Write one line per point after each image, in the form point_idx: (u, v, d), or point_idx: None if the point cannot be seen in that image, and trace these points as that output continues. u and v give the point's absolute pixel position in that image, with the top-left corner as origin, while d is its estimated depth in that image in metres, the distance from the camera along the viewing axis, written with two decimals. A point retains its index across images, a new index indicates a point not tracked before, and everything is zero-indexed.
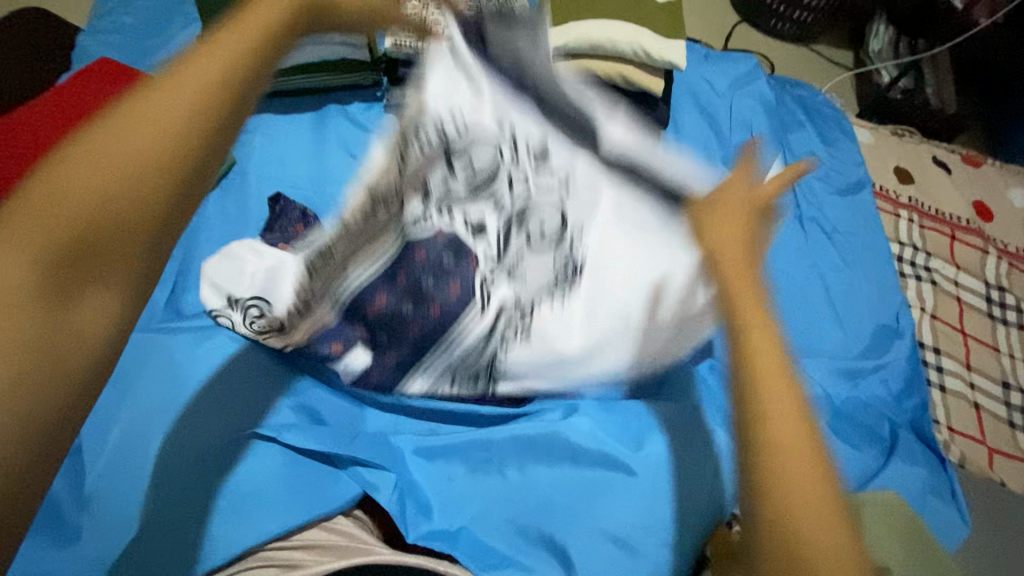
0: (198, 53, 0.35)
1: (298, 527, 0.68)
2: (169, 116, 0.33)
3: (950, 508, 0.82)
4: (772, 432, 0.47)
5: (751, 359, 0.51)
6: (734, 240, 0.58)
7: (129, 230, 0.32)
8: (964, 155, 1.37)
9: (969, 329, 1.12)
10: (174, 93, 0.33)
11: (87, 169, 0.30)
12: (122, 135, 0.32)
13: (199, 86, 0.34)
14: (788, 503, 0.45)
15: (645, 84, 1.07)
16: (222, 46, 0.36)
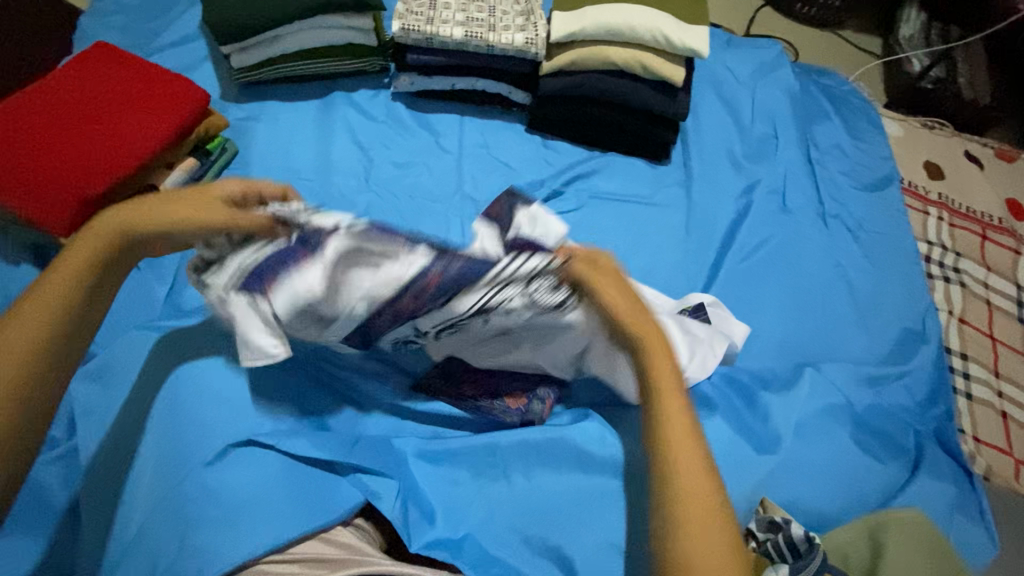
0: (185, 200, 0.61)
1: (299, 538, 0.64)
2: (106, 247, 0.58)
3: (976, 525, 0.79)
4: (670, 437, 0.58)
5: (661, 414, 0.59)
6: (613, 289, 0.65)
7: (50, 360, 0.54)
8: (998, 150, 1.33)
9: (998, 334, 1.07)
10: (99, 239, 0.58)
11: (54, 295, 0.55)
12: (41, 294, 0.55)
13: (195, 213, 0.60)
14: (673, 496, 0.55)
15: (665, 73, 1.01)
16: (194, 197, 0.62)
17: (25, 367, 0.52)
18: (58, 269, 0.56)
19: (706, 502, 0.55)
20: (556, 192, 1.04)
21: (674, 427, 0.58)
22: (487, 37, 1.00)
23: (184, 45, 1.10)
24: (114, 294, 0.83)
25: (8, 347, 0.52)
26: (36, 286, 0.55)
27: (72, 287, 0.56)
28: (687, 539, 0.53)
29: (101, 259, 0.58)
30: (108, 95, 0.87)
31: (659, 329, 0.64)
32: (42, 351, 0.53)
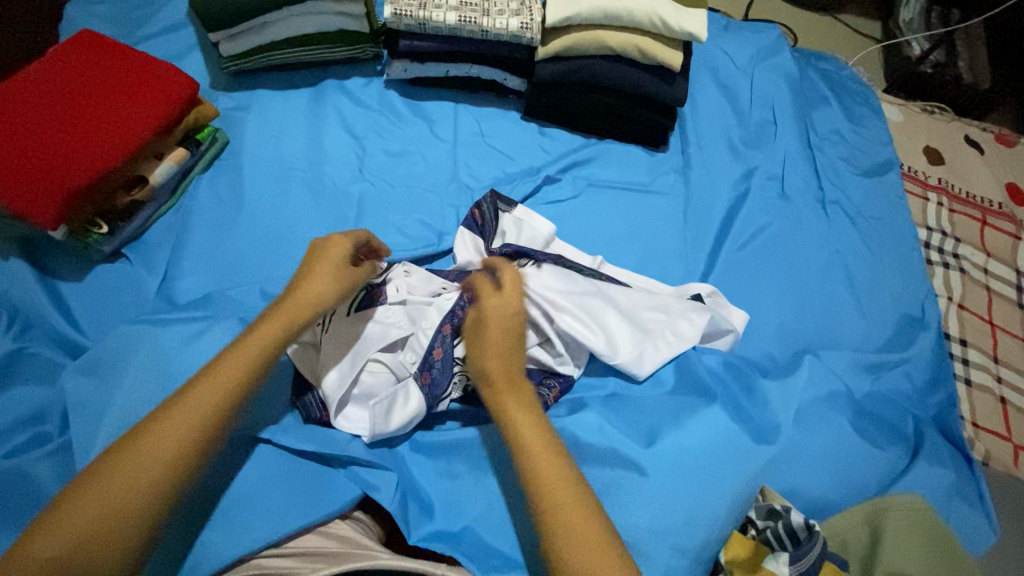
0: (325, 271, 0.67)
1: (295, 533, 0.64)
2: (275, 339, 0.61)
3: (975, 512, 0.78)
4: (532, 460, 0.55)
5: (519, 439, 0.57)
6: (492, 327, 0.65)
7: (206, 442, 0.54)
8: (997, 134, 1.32)
9: (997, 320, 1.07)
10: (274, 324, 0.62)
11: (222, 389, 0.56)
12: (208, 382, 0.56)
13: (330, 283, 0.66)
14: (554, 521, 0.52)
15: (662, 58, 0.99)
16: (328, 265, 0.67)
17: (185, 452, 0.53)
18: (235, 349, 0.59)
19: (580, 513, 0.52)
20: (552, 180, 1.03)
21: (531, 446, 0.56)
22: (480, 21, 0.97)
23: (172, 33, 1.07)
24: (104, 287, 0.82)
25: (177, 428, 0.53)
26: (211, 370, 0.57)
27: (244, 374, 0.58)
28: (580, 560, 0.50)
29: (271, 350, 0.61)
30: (94, 84, 0.85)
31: (521, 365, 0.65)
32: (194, 435, 0.54)
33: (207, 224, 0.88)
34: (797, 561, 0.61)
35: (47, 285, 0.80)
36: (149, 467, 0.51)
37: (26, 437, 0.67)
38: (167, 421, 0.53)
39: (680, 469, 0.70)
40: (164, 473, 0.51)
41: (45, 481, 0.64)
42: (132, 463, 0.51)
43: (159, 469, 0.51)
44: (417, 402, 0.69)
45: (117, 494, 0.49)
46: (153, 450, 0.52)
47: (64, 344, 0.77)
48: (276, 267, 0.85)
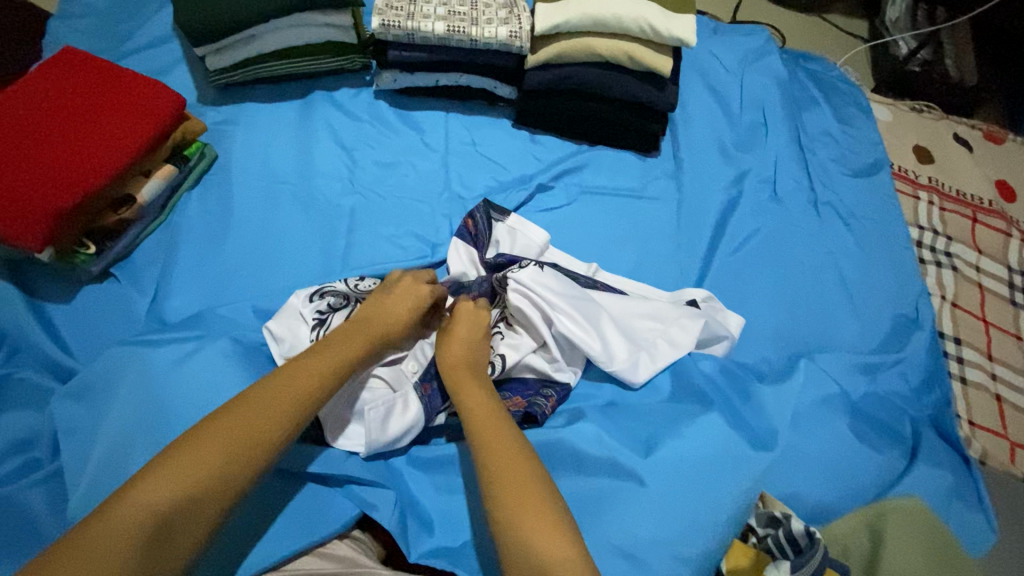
0: (402, 296, 0.74)
1: (294, 555, 0.63)
2: (360, 345, 0.68)
3: (975, 512, 0.78)
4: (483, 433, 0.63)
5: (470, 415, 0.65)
6: (459, 327, 0.73)
7: (294, 425, 0.59)
8: (985, 131, 1.33)
9: (990, 317, 1.08)
10: (359, 334, 0.69)
11: (313, 378, 0.62)
12: (302, 372, 0.62)
13: (406, 308, 0.73)
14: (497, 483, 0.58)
15: (652, 64, 0.99)
16: (403, 292, 0.75)
17: (278, 431, 0.58)
18: (326, 350, 0.66)
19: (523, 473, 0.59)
20: (545, 188, 1.02)
21: (482, 420, 0.64)
22: (469, 31, 0.97)
23: (157, 47, 1.06)
24: (93, 308, 0.81)
25: (275, 408, 0.59)
26: (305, 363, 0.63)
27: (334, 372, 0.64)
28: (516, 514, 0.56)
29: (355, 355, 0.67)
30: (78, 102, 0.84)
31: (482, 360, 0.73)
32: (289, 418, 0.59)
33: (196, 240, 0.87)
34: (796, 569, 0.61)
35: (33, 307, 0.79)
36: (249, 438, 0.56)
37: (17, 463, 0.66)
38: (268, 399, 0.59)
39: (679, 478, 0.70)
40: (259, 447, 0.56)
41: (38, 508, 0.63)
42: (234, 431, 0.56)
43: (256, 442, 0.56)
44: (416, 410, 0.70)
45: (218, 456, 0.54)
46: (253, 422, 0.57)
47: (52, 367, 0.75)
48: (268, 283, 0.84)
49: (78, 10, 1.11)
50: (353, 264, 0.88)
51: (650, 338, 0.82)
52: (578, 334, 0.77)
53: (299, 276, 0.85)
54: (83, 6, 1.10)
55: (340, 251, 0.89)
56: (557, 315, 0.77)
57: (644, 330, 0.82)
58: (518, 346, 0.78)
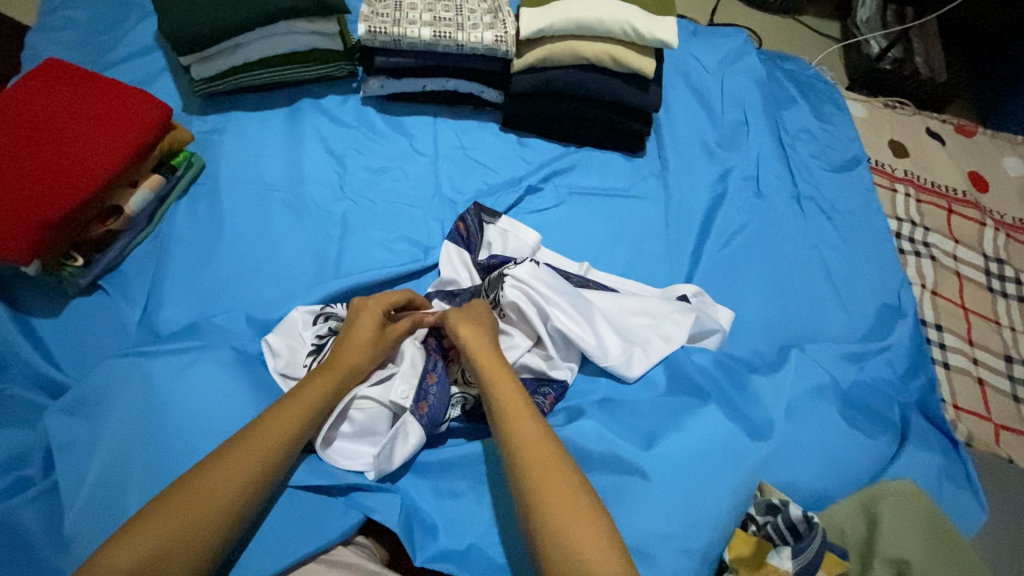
0: (364, 333, 0.71)
1: (300, 563, 0.63)
2: (327, 391, 0.66)
3: (965, 492, 0.81)
4: (512, 420, 0.62)
5: (501, 403, 0.64)
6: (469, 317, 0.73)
7: (260, 485, 0.57)
8: (956, 126, 1.37)
9: (969, 304, 1.11)
10: (326, 379, 0.67)
11: (280, 431, 0.60)
12: (268, 425, 0.61)
13: (365, 349, 0.71)
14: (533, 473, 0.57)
15: (636, 66, 1.01)
16: (364, 328, 0.72)
17: (243, 490, 0.56)
18: (293, 398, 0.64)
19: (559, 466, 0.58)
20: (535, 189, 1.03)
21: (512, 414, 0.62)
22: (455, 36, 0.98)
23: (140, 58, 1.05)
24: (82, 321, 0.80)
25: (239, 466, 0.56)
26: (270, 415, 0.62)
27: (299, 422, 0.62)
28: (551, 504, 0.55)
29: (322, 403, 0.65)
30: (62, 113, 0.83)
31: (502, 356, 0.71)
32: (253, 477, 0.57)
33: (186, 251, 0.86)
34: (798, 555, 0.62)
35: (21, 322, 0.78)
36: (208, 501, 0.54)
37: (8, 481, 0.65)
38: (230, 457, 0.57)
39: (681, 471, 0.71)
40: (222, 510, 0.54)
41: (33, 526, 0.61)
42: (195, 495, 0.54)
43: (218, 507, 0.54)
44: (419, 434, 0.68)
45: (178, 522, 0.52)
46: (215, 482, 0.55)
47: (43, 382, 0.74)
48: (261, 292, 0.83)
49: (58, 23, 1.10)
50: (347, 270, 0.87)
51: (644, 334, 0.83)
52: (574, 331, 0.78)
53: (293, 283, 0.85)
54: (63, 18, 1.09)
55: (332, 258, 0.89)
56: (552, 311, 0.78)
57: (637, 326, 0.84)
58: (518, 345, 0.78)
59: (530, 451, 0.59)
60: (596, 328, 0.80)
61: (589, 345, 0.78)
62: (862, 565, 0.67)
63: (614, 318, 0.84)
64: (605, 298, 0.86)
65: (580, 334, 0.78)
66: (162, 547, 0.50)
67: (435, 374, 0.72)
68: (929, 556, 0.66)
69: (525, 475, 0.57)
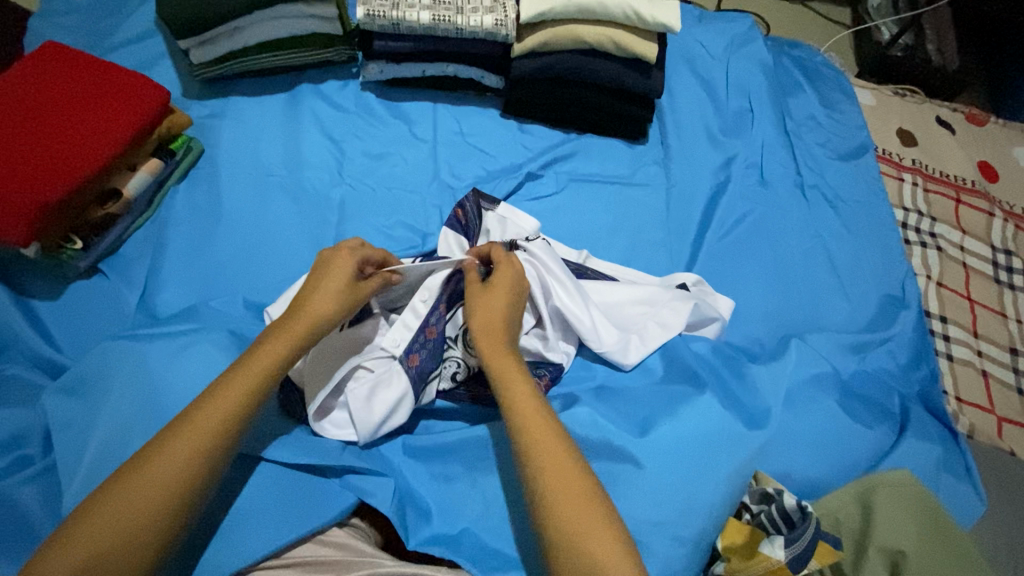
0: (334, 285, 0.66)
1: (295, 542, 0.63)
2: (275, 360, 0.61)
3: (963, 484, 0.80)
4: (525, 417, 0.59)
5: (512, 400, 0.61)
6: (496, 295, 0.68)
7: (204, 474, 0.54)
8: (967, 114, 1.35)
9: (975, 295, 1.09)
10: (277, 346, 0.62)
11: (220, 414, 0.56)
12: (208, 408, 0.56)
13: (335, 300, 0.66)
14: (549, 478, 0.55)
15: (637, 50, 1.00)
16: (326, 283, 0.66)
17: (186, 481, 0.53)
18: (237, 374, 0.59)
19: (573, 468, 0.56)
20: (534, 176, 1.03)
21: (525, 410, 0.60)
22: (455, 20, 0.97)
23: (140, 42, 1.05)
24: (81, 303, 0.80)
25: (191, 442, 0.54)
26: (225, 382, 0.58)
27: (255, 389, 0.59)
28: (563, 506, 0.54)
29: (271, 374, 0.60)
30: (60, 97, 0.83)
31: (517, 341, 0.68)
32: (192, 467, 0.53)
33: (184, 235, 0.86)
34: (791, 544, 0.62)
35: (21, 304, 0.78)
36: (146, 497, 0.51)
37: (7, 460, 0.66)
38: (181, 438, 0.54)
39: (679, 457, 0.69)
40: (165, 503, 0.51)
41: (31, 504, 0.62)
42: (134, 488, 0.51)
43: (161, 501, 0.51)
44: (404, 385, 0.69)
45: (118, 522, 0.50)
46: (164, 469, 0.52)
47: (43, 364, 0.75)
48: (258, 277, 0.84)
49: (58, 7, 1.09)
50: None
51: (638, 321, 0.83)
52: (572, 313, 0.78)
53: (289, 267, 0.85)
54: (64, 2, 1.09)
55: (330, 243, 0.88)
56: (555, 289, 0.78)
57: (633, 314, 0.84)
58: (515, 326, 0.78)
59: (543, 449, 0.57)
60: (593, 313, 0.80)
61: (585, 328, 0.78)
62: (856, 554, 0.67)
63: (610, 305, 0.85)
64: (603, 285, 0.86)
65: (577, 317, 0.78)
66: (102, 545, 0.48)
67: (434, 330, 0.72)
68: (924, 543, 0.66)
69: (538, 475, 0.56)
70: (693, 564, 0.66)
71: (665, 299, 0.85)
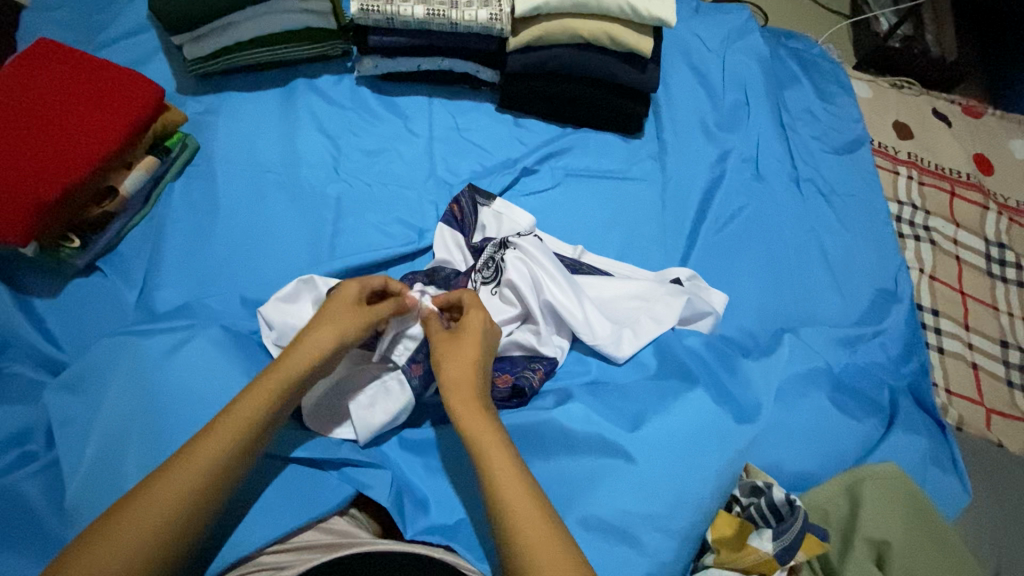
0: (341, 320, 0.67)
1: (297, 530, 0.65)
2: (272, 400, 0.61)
3: (949, 476, 0.82)
4: (486, 449, 0.59)
5: (487, 460, 0.58)
6: (463, 343, 0.67)
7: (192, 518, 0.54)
8: (964, 106, 1.35)
9: (967, 288, 1.10)
10: (279, 378, 0.62)
11: (207, 462, 0.56)
12: (214, 436, 0.57)
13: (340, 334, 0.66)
14: (524, 544, 0.53)
15: (632, 44, 1.00)
16: (335, 309, 0.68)
17: (175, 524, 0.53)
18: (229, 415, 0.59)
19: (548, 531, 0.54)
20: (530, 171, 1.03)
21: (486, 441, 0.60)
22: (449, 13, 0.96)
23: (133, 37, 1.05)
24: (80, 300, 0.81)
25: (177, 485, 0.54)
26: (218, 424, 0.58)
27: (246, 432, 0.59)
28: (528, 538, 0.53)
29: (267, 414, 0.61)
30: (54, 94, 0.83)
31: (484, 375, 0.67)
32: (182, 511, 0.53)
33: (181, 231, 0.87)
34: (780, 536, 0.64)
35: (21, 302, 0.79)
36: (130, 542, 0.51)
37: (13, 457, 0.67)
38: (167, 479, 0.54)
39: (668, 451, 0.70)
40: (151, 549, 0.51)
41: (36, 499, 0.64)
42: (116, 535, 0.50)
43: (144, 547, 0.51)
44: (404, 398, 0.71)
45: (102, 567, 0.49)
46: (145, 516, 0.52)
47: (45, 361, 0.76)
48: (254, 273, 0.84)
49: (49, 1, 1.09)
50: (341, 251, 0.88)
51: (630, 313, 0.85)
52: (562, 306, 0.79)
53: (285, 264, 0.86)
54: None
55: (326, 239, 0.89)
56: (546, 283, 0.79)
57: (626, 306, 0.85)
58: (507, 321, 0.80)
59: (502, 483, 0.57)
60: (584, 305, 0.81)
61: (576, 320, 0.79)
62: (842, 544, 0.69)
63: (605, 298, 0.86)
64: (596, 278, 0.87)
65: (568, 310, 0.79)
66: None
67: (419, 366, 0.73)
68: (909, 535, 0.68)
69: (504, 509, 0.55)
70: (684, 555, 0.67)
71: (658, 292, 0.86)
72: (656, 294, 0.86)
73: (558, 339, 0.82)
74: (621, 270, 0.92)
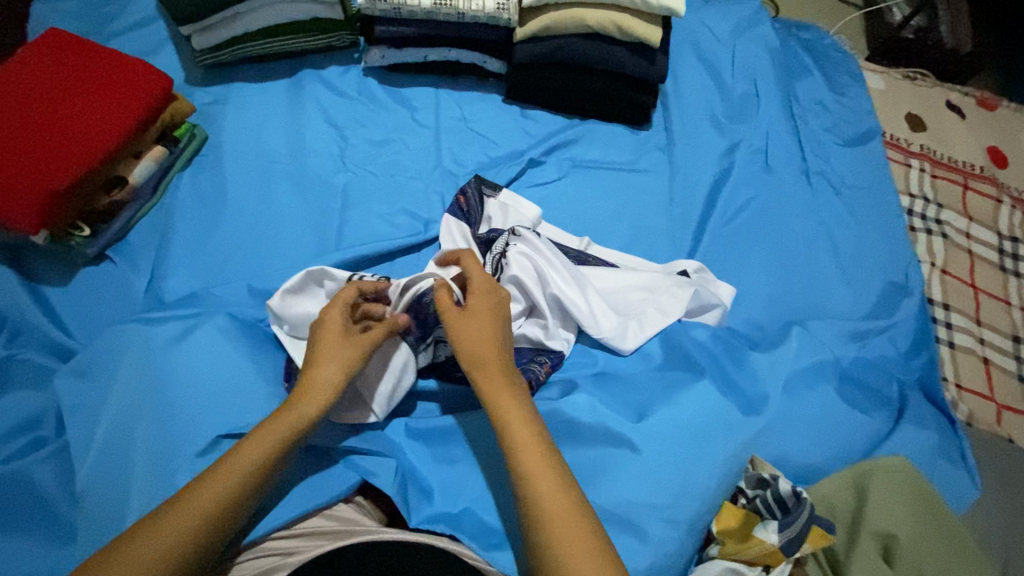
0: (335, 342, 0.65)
1: (300, 517, 0.65)
2: (294, 426, 0.60)
3: (958, 470, 0.81)
4: (515, 429, 0.59)
5: (510, 435, 0.59)
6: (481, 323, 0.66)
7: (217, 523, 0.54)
8: (978, 98, 1.32)
9: (979, 283, 1.09)
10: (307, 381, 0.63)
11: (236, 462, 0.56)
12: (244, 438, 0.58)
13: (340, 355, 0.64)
14: (546, 512, 0.54)
15: (642, 33, 0.99)
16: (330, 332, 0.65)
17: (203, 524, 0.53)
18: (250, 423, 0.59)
19: (569, 500, 0.55)
20: (537, 162, 1.03)
21: (519, 427, 0.59)
22: (456, 3, 0.96)
23: (141, 29, 1.05)
24: (89, 289, 0.82)
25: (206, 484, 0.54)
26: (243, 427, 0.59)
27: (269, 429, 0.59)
28: (560, 525, 0.54)
29: (288, 441, 0.59)
30: (62, 84, 0.84)
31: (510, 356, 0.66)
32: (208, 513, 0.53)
33: (188, 220, 0.87)
34: (785, 529, 0.63)
35: (32, 289, 0.80)
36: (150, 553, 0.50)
37: (22, 443, 0.67)
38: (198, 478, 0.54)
39: (673, 442, 0.70)
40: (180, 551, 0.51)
41: (46, 483, 0.65)
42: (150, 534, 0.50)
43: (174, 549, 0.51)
44: (404, 349, 0.72)
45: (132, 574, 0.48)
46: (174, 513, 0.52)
47: (55, 349, 0.76)
48: (261, 263, 0.85)
49: None
50: (347, 242, 0.88)
51: (636, 305, 0.84)
52: (568, 299, 0.79)
53: (291, 254, 0.86)
54: None
55: (332, 229, 0.89)
56: (551, 275, 0.79)
57: (633, 299, 0.85)
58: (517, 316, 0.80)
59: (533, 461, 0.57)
60: (591, 298, 0.81)
61: (581, 314, 0.79)
62: (848, 539, 0.68)
63: (612, 292, 0.85)
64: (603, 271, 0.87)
65: (573, 303, 0.79)
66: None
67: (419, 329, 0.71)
68: (916, 530, 0.68)
69: (533, 492, 0.56)
70: (688, 547, 0.67)
71: (664, 285, 0.86)
72: (662, 288, 0.85)
73: (565, 333, 0.81)
74: (627, 261, 0.92)
